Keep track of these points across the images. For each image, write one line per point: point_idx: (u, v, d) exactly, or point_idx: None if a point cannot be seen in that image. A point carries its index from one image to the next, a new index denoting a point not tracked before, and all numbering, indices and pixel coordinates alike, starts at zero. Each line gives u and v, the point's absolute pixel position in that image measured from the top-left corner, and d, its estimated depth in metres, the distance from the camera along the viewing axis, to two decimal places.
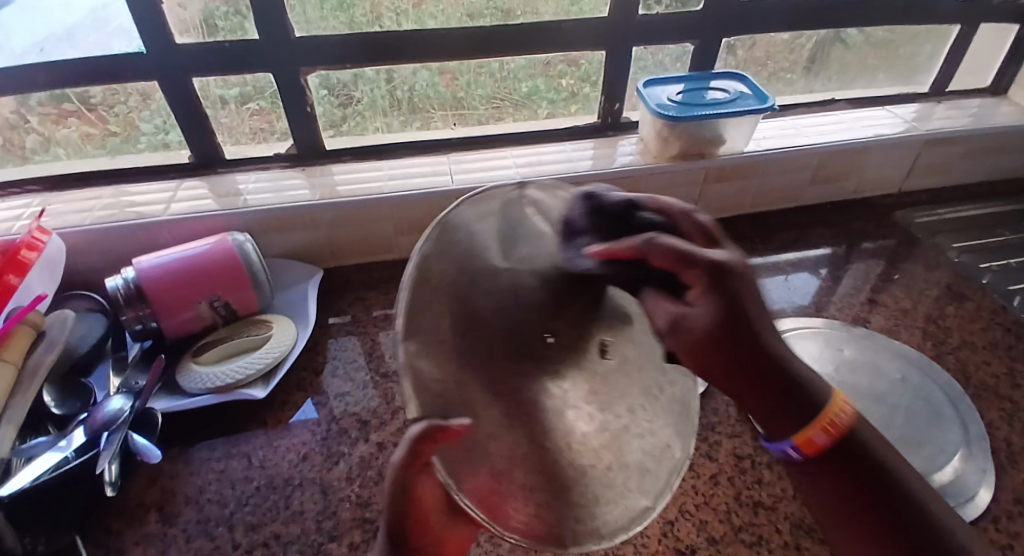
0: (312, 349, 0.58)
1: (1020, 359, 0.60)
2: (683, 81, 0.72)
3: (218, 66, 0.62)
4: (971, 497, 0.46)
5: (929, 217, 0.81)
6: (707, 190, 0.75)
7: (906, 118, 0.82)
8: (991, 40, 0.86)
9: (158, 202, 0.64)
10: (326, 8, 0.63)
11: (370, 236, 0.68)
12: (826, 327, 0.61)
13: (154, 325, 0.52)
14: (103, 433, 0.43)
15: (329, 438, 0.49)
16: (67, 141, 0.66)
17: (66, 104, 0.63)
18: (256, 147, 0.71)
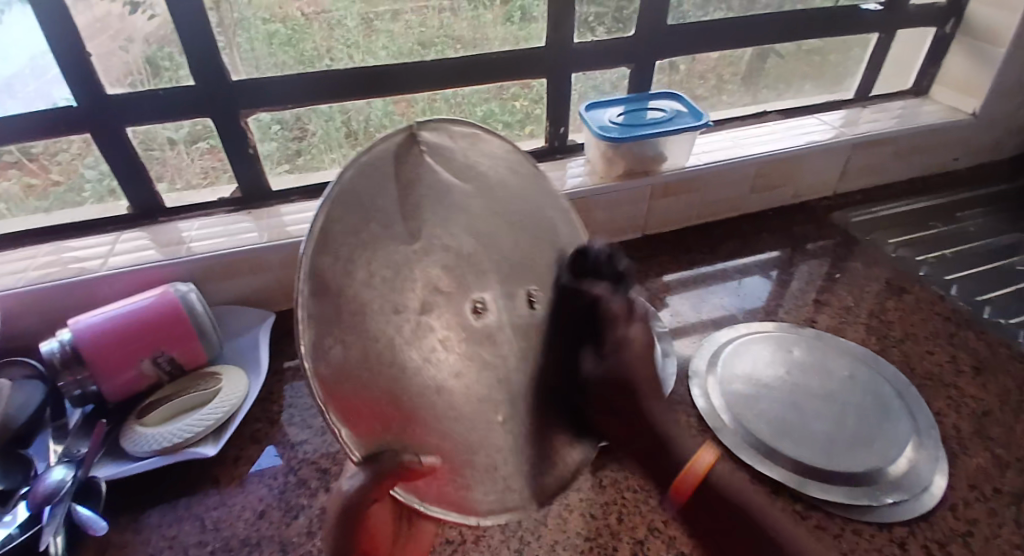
0: (266, 397, 0.57)
1: (960, 345, 0.63)
2: (623, 103, 0.75)
3: (160, 111, 0.61)
4: (927, 487, 0.47)
5: (865, 216, 0.85)
6: (655, 205, 0.77)
7: (834, 125, 0.87)
8: (909, 44, 0.92)
9: (98, 255, 0.61)
10: (275, 44, 0.63)
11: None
12: (776, 330, 0.63)
13: (94, 389, 0.50)
14: (46, 507, 0.41)
15: (288, 490, 0.47)
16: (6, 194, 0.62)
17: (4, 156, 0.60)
18: (199, 191, 0.69)
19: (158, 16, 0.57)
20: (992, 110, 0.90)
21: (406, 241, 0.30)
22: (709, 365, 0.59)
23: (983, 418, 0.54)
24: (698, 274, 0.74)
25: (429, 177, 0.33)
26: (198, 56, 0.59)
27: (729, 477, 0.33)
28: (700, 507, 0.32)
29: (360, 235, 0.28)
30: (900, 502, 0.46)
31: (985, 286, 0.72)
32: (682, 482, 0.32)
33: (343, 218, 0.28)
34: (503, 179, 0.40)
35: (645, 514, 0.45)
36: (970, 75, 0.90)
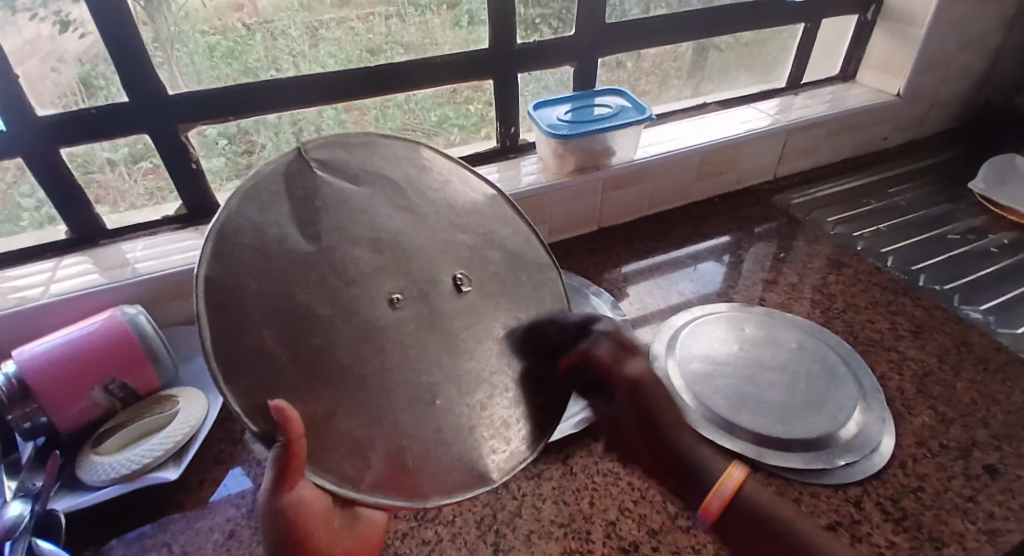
0: (228, 417, 0.55)
1: (899, 312, 0.67)
2: (569, 101, 0.77)
3: (95, 130, 0.59)
4: (875, 447, 0.51)
5: (805, 197, 0.89)
6: (608, 198, 0.79)
7: (770, 112, 0.91)
8: (836, 33, 0.98)
9: (36, 284, 0.59)
10: (216, 57, 0.61)
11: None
12: (729, 310, 0.66)
13: (44, 421, 0.47)
14: (5, 543, 0.39)
15: (256, 509, 0.47)
16: None
17: None
18: (142, 212, 0.67)
19: (89, 33, 0.55)
20: (914, 90, 0.97)
21: (304, 246, 0.33)
22: (668, 348, 0.61)
23: (923, 378, 0.58)
24: (653, 263, 0.76)
25: (328, 187, 0.37)
26: (131, 72, 0.57)
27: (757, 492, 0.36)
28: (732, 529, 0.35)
29: (255, 250, 0.31)
30: (852, 463, 0.49)
31: (918, 255, 0.77)
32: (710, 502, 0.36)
33: (237, 239, 0.31)
34: (411, 174, 0.43)
35: (616, 496, 0.47)
36: (892, 57, 0.96)
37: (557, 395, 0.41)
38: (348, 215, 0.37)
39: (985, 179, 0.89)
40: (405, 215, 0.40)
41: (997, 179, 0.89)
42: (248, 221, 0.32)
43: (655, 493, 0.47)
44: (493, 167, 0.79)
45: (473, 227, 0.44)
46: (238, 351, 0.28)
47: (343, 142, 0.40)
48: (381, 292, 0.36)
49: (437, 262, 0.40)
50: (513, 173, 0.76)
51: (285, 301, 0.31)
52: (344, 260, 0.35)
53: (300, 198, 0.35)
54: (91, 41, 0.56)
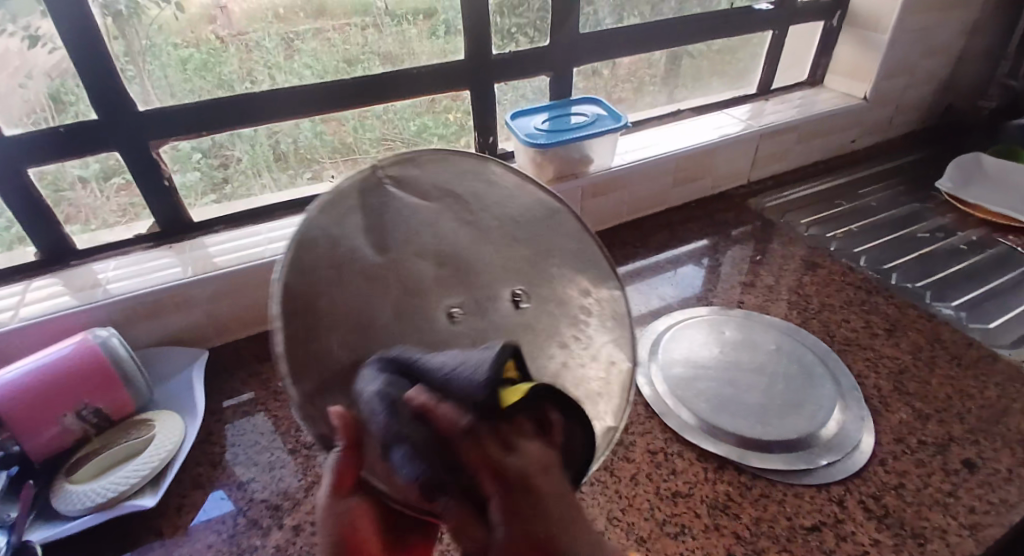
0: (207, 440, 0.54)
1: (873, 310, 0.69)
2: (547, 111, 0.77)
3: (63, 148, 0.57)
4: (855, 445, 0.51)
5: (779, 200, 0.91)
6: (588, 205, 0.80)
7: (743, 118, 0.93)
8: (804, 39, 1.00)
9: (5, 308, 0.57)
10: (189, 70, 0.60)
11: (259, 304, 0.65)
12: (709, 314, 0.67)
13: (13, 451, 0.46)
14: None
15: (238, 534, 0.45)
16: None
17: None
18: (115, 230, 0.65)
19: (59, 47, 0.54)
20: (881, 93, 1.00)
21: (372, 259, 0.33)
22: (650, 353, 0.61)
23: (899, 375, 0.59)
24: (634, 268, 0.77)
25: (395, 202, 0.36)
26: (100, 89, 0.56)
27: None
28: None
29: (328, 260, 0.31)
30: (833, 463, 0.50)
31: (890, 255, 0.79)
32: None
33: (316, 247, 0.31)
34: (479, 188, 0.40)
35: (603, 505, 0.47)
36: (859, 62, 0.99)
37: (611, 414, 0.40)
38: (411, 233, 0.36)
39: (950, 179, 0.92)
40: (468, 228, 0.39)
41: (962, 179, 0.92)
42: (325, 235, 0.32)
43: (642, 500, 0.47)
44: None
45: (536, 239, 0.42)
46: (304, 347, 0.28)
47: (414, 156, 0.38)
48: (439, 305, 0.35)
49: (501, 273, 0.39)
50: None
51: (354, 318, 0.31)
52: (408, 276, 0.34)
53: (373, 214, 0.34)
54: (60, 55, 0.54)
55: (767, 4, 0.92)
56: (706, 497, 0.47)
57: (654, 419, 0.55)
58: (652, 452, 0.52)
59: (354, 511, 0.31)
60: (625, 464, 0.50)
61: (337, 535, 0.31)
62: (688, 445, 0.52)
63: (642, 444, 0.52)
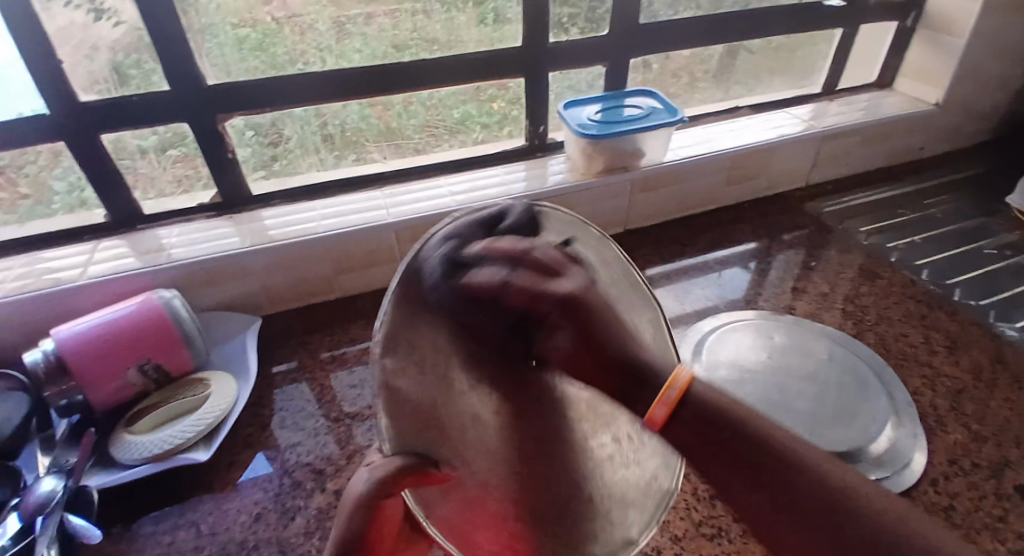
0: (257, 403, 0.56)
1: (933, 326, 0.66)
2: (599, 102, 0.76)
3: (132, 117, 0.60)
4: (906, 462, 0.49)
5: (837, 206, 0.88)
6: (635, 200, 0.79)
7: (804, 118, 0.89)
8: (874, 39, 0.96)
9: (75, 266, 0.60)
10: (245, 49, 0.62)
11: (309, 278, 0.67)
12: (757, 317, 0.65)
13: (81, 399, 0.49)
14: (38, 518, 0.40)
15: (282, 494, 0.47)
16: None
17: None
18: (178, 198, 0.68)
19: (122, 23, 0.57)
20: (954, 99, 0.94)
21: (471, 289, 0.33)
22: (693, 353, 0.60)
23: (957, 394, 0.57)
24: (679, 266, 0.76)
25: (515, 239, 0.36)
26: (169, 62, 0.58)
27: (712, 392, 0.32)
28: (686, 426, 0.32)
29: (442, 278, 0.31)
30: (882, 478, 0.48)
31: (953, 269, 0.75)
32: (654, 412, 0.32)
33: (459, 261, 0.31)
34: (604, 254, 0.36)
35: None
36: (931, 66, 0.93)
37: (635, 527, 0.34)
38: None
39: None
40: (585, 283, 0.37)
41: None
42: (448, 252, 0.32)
43: (679, 500, 0.47)
44: (522, 165, 0.80)
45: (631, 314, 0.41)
46: (402, 336, 0.29)
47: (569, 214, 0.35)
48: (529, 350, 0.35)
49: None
50: (540, 173, 0.76)
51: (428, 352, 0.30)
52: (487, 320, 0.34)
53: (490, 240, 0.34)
54: (122, 30, 0.57)
55: (838, 0, 0.88)
56: None
57: None
58: None
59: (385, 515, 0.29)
60: None
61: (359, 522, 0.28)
62: None
63: None
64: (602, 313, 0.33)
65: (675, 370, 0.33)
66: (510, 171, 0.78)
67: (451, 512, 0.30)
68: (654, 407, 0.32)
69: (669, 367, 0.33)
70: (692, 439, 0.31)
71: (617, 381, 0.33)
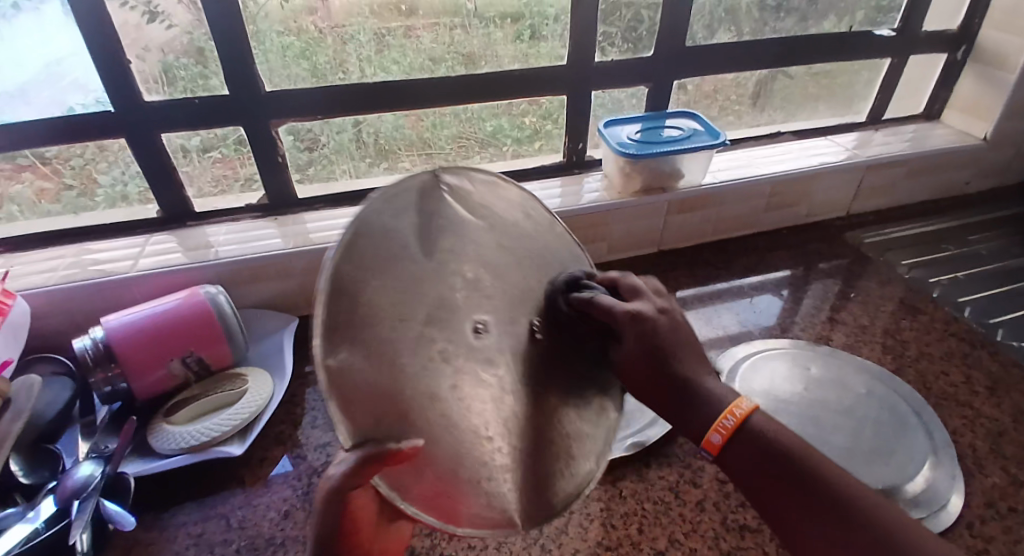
0: (289, 401, 0.57)
1: (977, 366, 0.63)
2: (640, 122, 0.77)
3: (186, 117, 0.63)
4: (943, 504, 0.47)
5: (878, 237, 0.86)
6: (669, 221, 0.78)
7: (847, 147, 0.88)
8: (922, 68, 0.94)
9: (125, 258, 0.63)
10: (290, 56, 0.64)
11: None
12: (794, 347, 0.64)
13: (124, 386, 0.50)
14: (74, 502, 0.42)
15: (311, 492, 0.48)
16: (23, 197, 0.64)
17: (20, 159, 0.61)
18: (222, 197, 0.70)
19: (175, 26, 0.59)
20: (1003, 133, 0.92)
21: (420, 261, 0.32)
22: (726, 381, 0.59)
23: (1000, 437, 0.54)
24: (712, 290, 0.75)
25: (449, 210, 0.36)
26: (225, 65, 0.61)
27: (771, 429, 0.36)
28: (736, 457, 0.36)
29: (383, 247, 0.30)
30: (917, 519, 0.46)
31: (998, 308, 0.72)
32: (710, 438, 0.37)
33: (368, 235, 0.30)
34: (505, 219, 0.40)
35: (666, 526, 0.46)
36: (980, 99, 0.91)
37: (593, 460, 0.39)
38: (458, 234, 0.36)
39: None
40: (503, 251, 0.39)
41: None
42: (384, 224, 0.31)
43: (706, 528, 0.46)
44: (557, 181, 0.80)
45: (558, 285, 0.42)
46: (347, 333, 0.27)
47: (471, 174, 0.39)
48: (468, 319, 0.34)
49: (518, 304, 0.38)
50: (575, 189, 0.77)
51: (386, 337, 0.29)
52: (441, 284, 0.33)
53: (425, 214, 0.34)
54: (175, 33, 0.59)
55: (888, 30, 0.87)
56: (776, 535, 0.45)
57: None
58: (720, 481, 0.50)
59: (358, 506, 0.32)
60: (691, 489, 0.49)
61: (335, 522, 0.31)
62: None
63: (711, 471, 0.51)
64: (665, 328, 0.40)
65: (738, 400, 0.38)
66: (545, 186, 0.79)
67: (426, 489, 0.30)
68: (710, 434, 0.37)
69: (726, 397, 0.38)
70: (749, 463, 0.36)
71: (669, 397, 0.38)
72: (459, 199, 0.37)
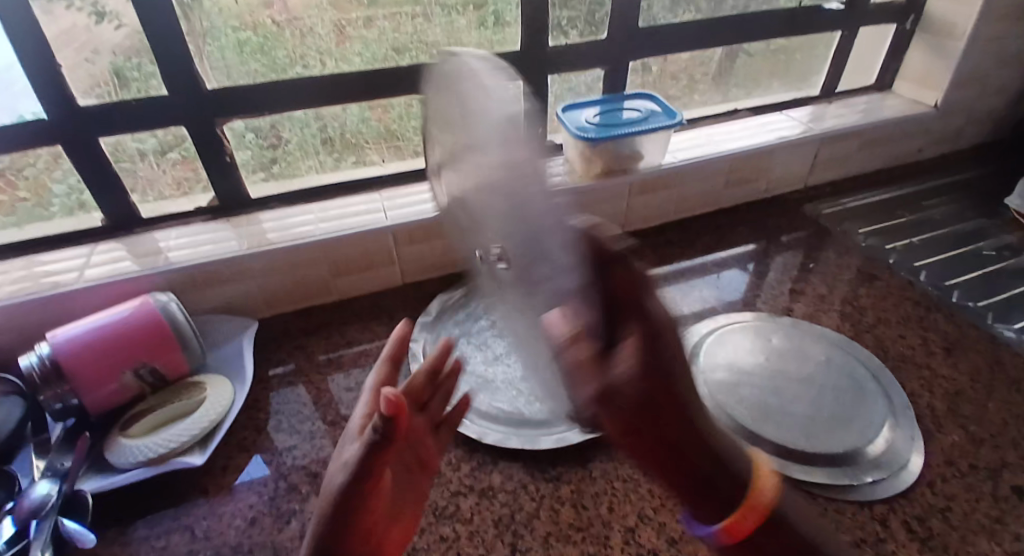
0: (252, 406, 0.56)
1: (931, 327, 0.65)
2: (597, 105, 0.76)
3: (131, 120, 0.60)
4: (903, 465, 0.49)
5: (836, 208, 0.88)
6: (633, 202, 0.79)
7: (802, 121, 0.89)
8: (874, 40, 0.96)
9: (72, 269, 0.60)
10: (245, 52, 0.63)
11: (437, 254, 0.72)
12: (757, 320, 0.65)
13: (75, 402, 0.48)
14: (32, 522, 0.41)
15: (278, 497, 0.47)
16: None
17: None
18: (176, 201, 0.68)
19: (125, 25, 0.57)
20: (952, 102, 0.94)
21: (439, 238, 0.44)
22: (691, 357, 0.60)
23: (954, 396, 0.56)
24: (677, 269, 0.75)
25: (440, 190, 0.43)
26: (166, 64, 0.58)
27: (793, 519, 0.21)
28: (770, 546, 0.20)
29: None
30: (879, 480, 0.48)
31: (951, 271, 0.75)
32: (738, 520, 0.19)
33: None
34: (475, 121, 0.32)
35: (635, 504, 0.46)
36: (930, 68, 0.93)
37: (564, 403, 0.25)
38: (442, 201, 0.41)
39: None
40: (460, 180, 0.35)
41: None
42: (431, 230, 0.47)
43: (675, 503, 0.46)
44: None
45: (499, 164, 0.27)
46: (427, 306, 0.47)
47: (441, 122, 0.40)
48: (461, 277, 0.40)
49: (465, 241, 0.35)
50: None
51: None
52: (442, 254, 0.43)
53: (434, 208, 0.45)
54: (125, 32, 0.57)
55: (837, 4, 0.88)
56: None
57: None
58: None
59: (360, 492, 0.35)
60: None
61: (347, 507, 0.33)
62: None
63: None
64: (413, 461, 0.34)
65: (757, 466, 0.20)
66: None
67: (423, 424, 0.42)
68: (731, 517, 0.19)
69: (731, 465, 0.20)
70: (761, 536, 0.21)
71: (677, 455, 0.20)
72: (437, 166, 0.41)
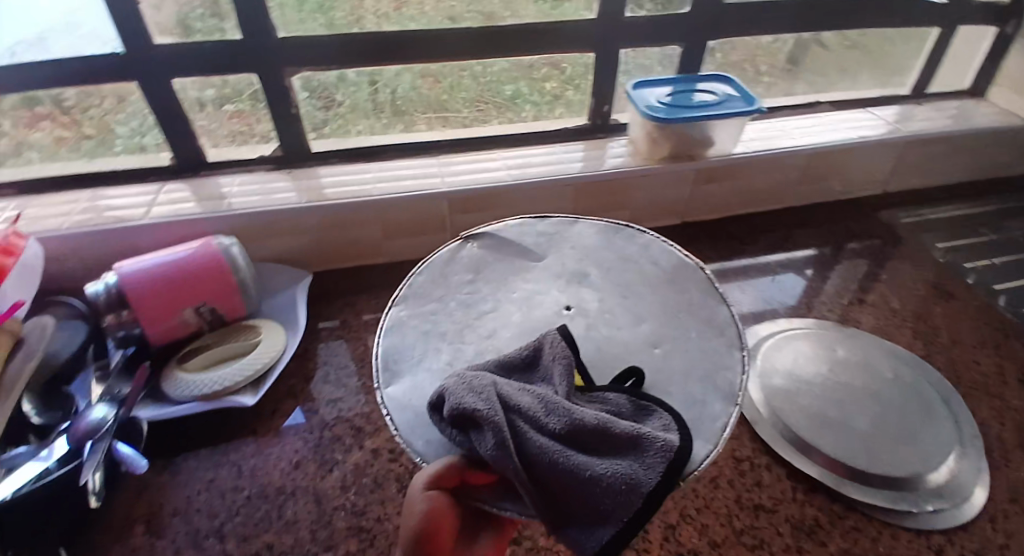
0: (301, 356, 0.57)
1: (1009, 357, 0.61)
2: (673, 83, 0.73)
3: (199, 64, 0.61)
4: (969, 497, 0.46)
5: (911, 218, 0.83)
6: (694, 191, 0.76)
7: (887, 120, 0.83)
8: (973, 42, 0.88)
9: (138, 205, 0.62)
10: (305, 9, 0.62)
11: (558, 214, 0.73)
12: (819, 328, 0.62)
13: (138, 331, 0.50)
14: (88, 442, 0.42)
15: (321, 446, 0.48)
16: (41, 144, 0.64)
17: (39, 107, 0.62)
18: (237, 148, 0.69)
19: None
20: None
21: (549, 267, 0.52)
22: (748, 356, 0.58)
23: None
24: (734, 265, 0.73)
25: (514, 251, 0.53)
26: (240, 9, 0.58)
27: None
28: None
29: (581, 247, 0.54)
30: (939, 510, 0.45)
31: None
32: None
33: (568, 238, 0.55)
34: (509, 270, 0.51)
35: (678, 502, 0.46)
36: None
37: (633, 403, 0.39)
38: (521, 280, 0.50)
39: None
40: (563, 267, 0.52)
41: None
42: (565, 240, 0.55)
43: (720, 505, 0.46)
44: (580, 145, 0.77)
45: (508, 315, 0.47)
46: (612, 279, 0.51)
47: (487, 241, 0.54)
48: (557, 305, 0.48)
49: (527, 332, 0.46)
50: (597, 154, 0.74)
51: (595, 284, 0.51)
52: (544, 280, 0.51)
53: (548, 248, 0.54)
54: None
55: None
56: (790, 517, 0.45)
57: (742, 426, 0.53)
58: (736, 459, 0.50)
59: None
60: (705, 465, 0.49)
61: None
62: (778, 461, 0.50)
63: (727, 448, 0.51)
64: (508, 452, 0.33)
65: None
66: (568, 150, 0.76)
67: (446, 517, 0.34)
68: None
69: None
70: None
71: None
72: (502, 245, 0.54)
